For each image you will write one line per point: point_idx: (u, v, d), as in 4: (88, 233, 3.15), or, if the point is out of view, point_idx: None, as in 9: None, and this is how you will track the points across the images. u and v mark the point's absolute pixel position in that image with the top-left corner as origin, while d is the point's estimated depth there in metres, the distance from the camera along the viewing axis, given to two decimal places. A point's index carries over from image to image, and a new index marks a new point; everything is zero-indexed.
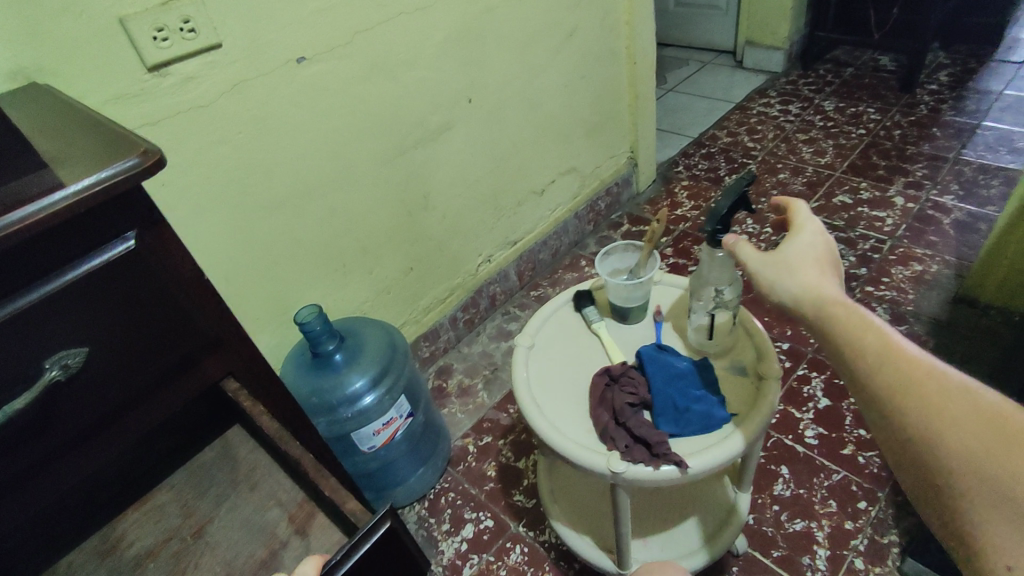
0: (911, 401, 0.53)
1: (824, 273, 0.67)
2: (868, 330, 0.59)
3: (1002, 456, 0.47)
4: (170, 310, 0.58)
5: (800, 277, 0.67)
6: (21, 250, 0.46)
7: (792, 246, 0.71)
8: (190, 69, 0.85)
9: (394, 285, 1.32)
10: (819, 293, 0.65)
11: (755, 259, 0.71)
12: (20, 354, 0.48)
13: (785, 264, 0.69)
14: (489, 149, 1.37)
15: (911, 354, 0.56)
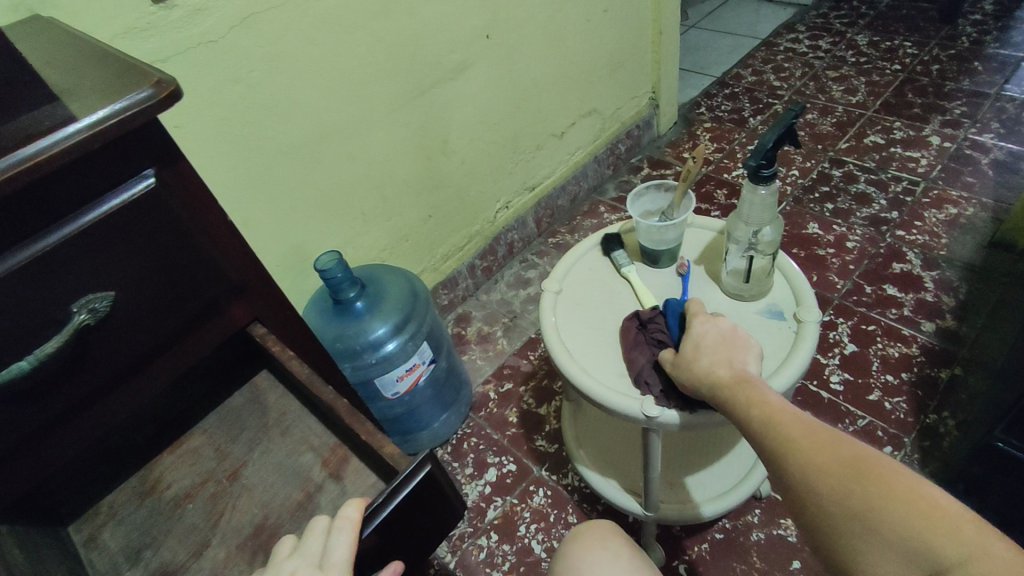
0: (793, 462, 0.55)
1: (720, 359, 0.66)
2: (749, 408, 0.60)
3: (859, 500, 0.50)
4: (194, 255, 0.56)
5: (697, 368, 0.66)
6: (36, 188, 0.44)
7: (695, 333, 0.69)
8: (196, 1, 0.80)
9: (412, 232, 1.29)
10: (709, 381, 0.64)
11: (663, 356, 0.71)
12: (46, 296, 0.47)
13: (686, 355, 0.68)
14: (507, 89, 1.31)
15: (794, 424, 0.57)
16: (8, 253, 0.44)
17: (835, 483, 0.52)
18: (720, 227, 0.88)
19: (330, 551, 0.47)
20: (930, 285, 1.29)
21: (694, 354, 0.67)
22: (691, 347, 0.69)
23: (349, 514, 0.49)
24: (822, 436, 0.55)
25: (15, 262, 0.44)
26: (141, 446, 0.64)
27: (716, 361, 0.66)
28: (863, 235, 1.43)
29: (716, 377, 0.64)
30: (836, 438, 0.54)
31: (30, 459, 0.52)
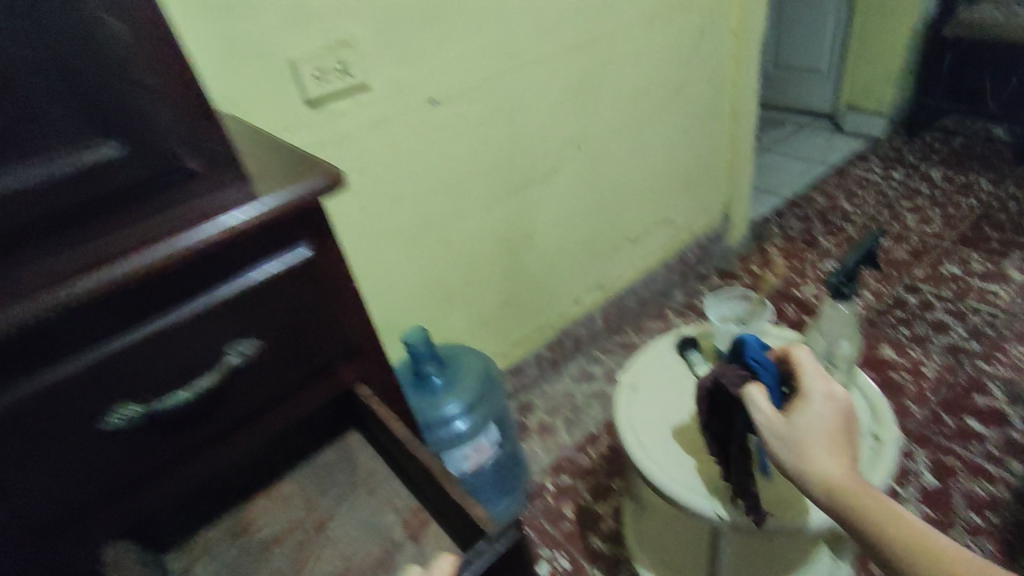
0: None
1: (838, 453, 0.62)
2: (875, 515, 0.55)
3: None
4: (327, 315, 0.63)
5: (819, 462, 0.61)
6: (225, 249, 0.53)
7: (810, 409, 0.65)
8: (343, 105, 0.96)
9: (489, 317, 1.37)
10: (830, 478, 0.60)
11: (765, 425, 0.66)
12: (211, 336, 0.55)
13: (801, 439, 0.63)
14: (589, 195, 1.42)
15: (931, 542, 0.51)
16: (193, 297, 0.53)
17: None
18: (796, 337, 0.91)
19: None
20: (1017, 422, 1.23)
21: (808, 431, 0.63)
22: (802, 425, 0.64)
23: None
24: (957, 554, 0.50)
25: (196, 305, 0.53)
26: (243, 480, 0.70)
27: (833, 454, 0.62)
28: (941, 363, 1.40)
29: (841, 477, 0.60)
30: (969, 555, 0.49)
31: (162, 479, 0.59)
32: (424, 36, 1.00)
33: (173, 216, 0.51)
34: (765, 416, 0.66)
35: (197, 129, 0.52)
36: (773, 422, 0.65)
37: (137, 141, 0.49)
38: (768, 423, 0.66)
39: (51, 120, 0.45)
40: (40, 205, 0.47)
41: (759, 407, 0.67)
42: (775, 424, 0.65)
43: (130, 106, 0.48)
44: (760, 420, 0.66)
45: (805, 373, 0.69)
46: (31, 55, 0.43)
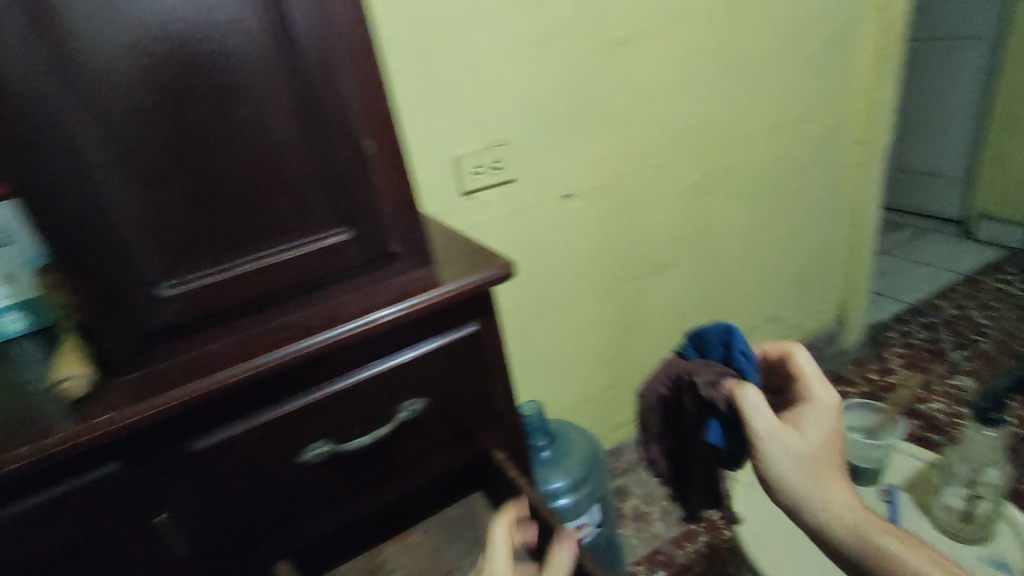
0: None
1: (839, 480, 0.59)
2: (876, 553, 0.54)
3: None
4: (482, 385, 0.70)
5: (835, 499, 0.57)
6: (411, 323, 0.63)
7: (811, 427, 0.61)
8: (491, 196, 1.09)
9: (594, 397, 1.41)
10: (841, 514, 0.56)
11: (773, 444, 0.58)
12: (390, 392, 0.64)
13: (809, 466, 0.58)
14: (702, 288, 1.46)
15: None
16: (384, 358, 0.62)
17: None
18: (924, 457, 0.96)
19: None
20: None
21: (813, 453, 0.59)
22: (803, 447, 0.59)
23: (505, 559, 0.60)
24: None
25: (384, 365, 0.62)
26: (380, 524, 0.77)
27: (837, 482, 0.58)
28: None
29: (854, 514, 0.57)
30: None
31: (329, 514, 0.66)
32: (566, 140, 1.13)
33: (378, 291, 0.63)
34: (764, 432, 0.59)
35: (403, 221, 0.63)
36: (781, 442, 0.59)
37: (363, 229, 0.61)
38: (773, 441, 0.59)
39: (309, 213, 0.58)
40: (288, 274, 0.59)
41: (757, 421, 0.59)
42: (786, 446, 0.58)
43: (364, 203, 0.60)
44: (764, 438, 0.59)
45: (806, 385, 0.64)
46: (309, 164, 0.57)
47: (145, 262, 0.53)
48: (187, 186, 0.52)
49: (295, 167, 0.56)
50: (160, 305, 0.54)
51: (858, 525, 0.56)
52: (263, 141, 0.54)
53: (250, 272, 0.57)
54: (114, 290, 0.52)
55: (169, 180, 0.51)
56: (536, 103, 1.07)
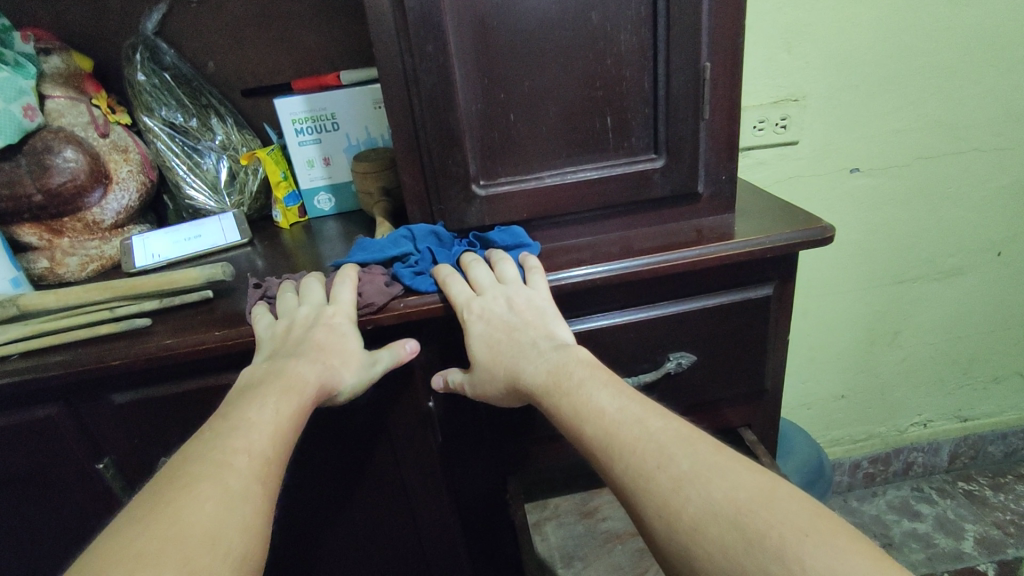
0: (641, 467, 0.39)
1: (553, 341, 0.49)
2: (589, 423, 0.42)
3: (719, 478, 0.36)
4: (754, 355, 0.63)
5: (529, 360, 0.48)
6: (699, 272, 0.57)
7: (522, 298, 0.51)
8: (764, 156, 0.98)
9: (818, 403, 1.25)
10: (610, 414, 0.42)
11: (485, 340, 0.50)
12: (662, 339, 0.60)
13: (567, 371, 0.46)
14: (995, 312, 1.18)
15: (644, 425, 0.41)
16: (663, 303, 0.58)
17: (710, 474, 0.37)
18: None
19: (343, 359, 0.49)
20: None
21: (538, 337, 0.49)
22: (529, 344, 0.49)
23: (348, 314, 0.50)
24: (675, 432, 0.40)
25: (663, 310, 0.58)
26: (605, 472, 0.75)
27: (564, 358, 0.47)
28: None
29: (547, 366, 0.47)
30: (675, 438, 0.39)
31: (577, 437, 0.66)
32: (871, 104, 0.95)
33: (674, 230, 0.59)
34: (499, 327, 0.50)
35: (716, 158, 0.57)
36: (514, 339, 0.50)
37: (673, 160, 0.56)
38: (488, 329, 0.50)
39: (627, 135, 0.55)
40: (592, 194, 0.57)
41: (475, 311, 0.50)
42: (520, 345, 0.49)
43: (685, 131, 0.55)
44: (478, 329, 0.50)
45: (506, 267, 0.53)
46: (641, 80, 0.53)
47: (469, 160, 0.54)
48: (524, 86, 0.52)
49: (628, 83, 0.53)
50: (471, 204, 0.56)
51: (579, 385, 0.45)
52: (604, 51, 0.52)
53: (557, 184, 0.56)
54: (442, 179, 0.54)
55: (511, 81, 0.52)
56: (849, 54, 0.91)
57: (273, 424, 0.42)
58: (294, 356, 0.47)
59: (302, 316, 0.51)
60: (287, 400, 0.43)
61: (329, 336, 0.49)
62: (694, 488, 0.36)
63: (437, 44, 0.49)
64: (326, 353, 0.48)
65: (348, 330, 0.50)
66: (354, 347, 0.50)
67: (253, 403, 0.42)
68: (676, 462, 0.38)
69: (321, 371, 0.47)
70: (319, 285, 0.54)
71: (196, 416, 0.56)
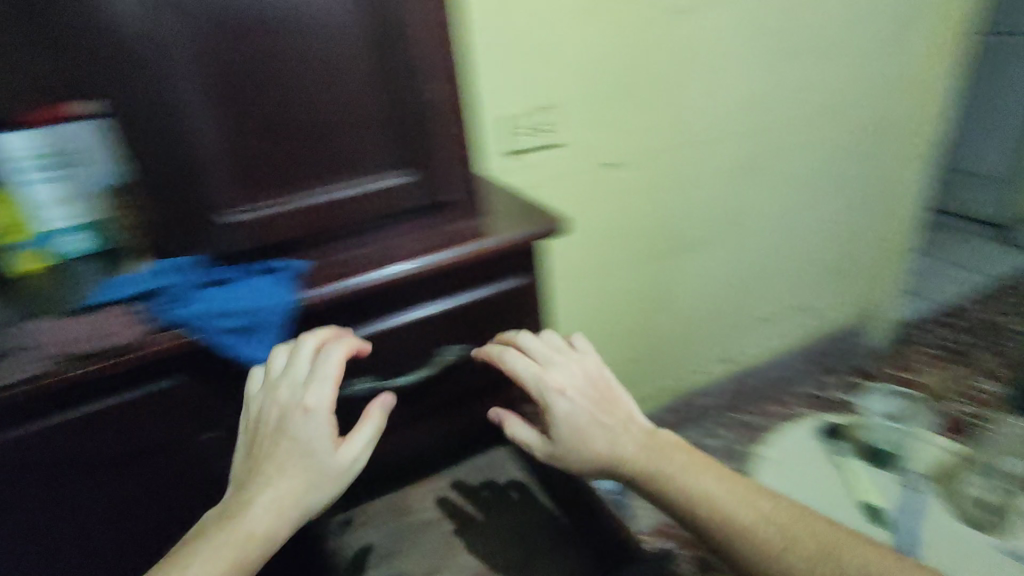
0: (716, 507, 0.55)
1: (622, 419, 0.61)
2: (686, 494, 0.55)
3: (769, 511, 0.54)
4: (518, 337, 0.75)
5: (600, 438, 0.60)
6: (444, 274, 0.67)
7: (561, 375, 0.62)
8: (533, 159, 1.09)
9: (614, 368, 1.44)
10: (715, 493, 0.55)
11: (567, 418, 0.60)
12: (433, 334, 0.70)
13: (660, 452, 0.58)
14: (735, 272, 1.45)
15: (705, 483, 0.56)
16: (430, 302, 0.68)
17: (754, 508, 0.55)
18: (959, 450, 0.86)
19: (315, 469, 0.52)
20: None
21: (606, 413, 0.61)
22: (613, 425, 0.60)
23: (322, 417, 0.54)
24: (725, 479, 0.57)
25: (430, 308, 0.68)
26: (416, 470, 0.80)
27: (626, 429, 0.61)
28: None
29: (627, 440, 0.59)
30: (728, 487, 0.56)
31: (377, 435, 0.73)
32: (611, 110, 1.11)
33: (434, 237, 0.67)
34: (586, 412, 0.61)
35: (453, 172, 0.69)
36: (597, 418, 0.61)
37: (414, 176, 0.67)
38: (569, 404, 0.61)
39: (369, 155, 0.64)
40: (350, 211, 0.65)
41: (559, 395, 0.61)
42: (605, 424, 0.60)
43: (418, 151, 0.66)
44: (561, 408, 0.60)
45: (527, 348, 0.65)
46: (372, 109, 0.63)
47: (224, 188, 0.60)
48: (266, 119, 0.59)
49: (360, 112, 0.62)
50: (234, 229, 0.62)
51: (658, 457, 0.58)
52: (332, 84, 0.60)
53: (307, 206, 0.64)
54: (201, 206, 0.60)
55: (251, 116, 0.59)
56: (592, 66, 1.06)
57: (250, 540, 0.48)
58: (281, 468, 0.52)
59: (267, 416, 0.54)
60: (266, 534, 0.49)
61: (288, 446, 0.53)
62: (765, 522, 0.54)
63: (178, 81, 0.55)
64: (297, 459, 0.52)
65: (317, 437, 0.53)
66: (327, 450, 0.53)
67: (242, 518, 0.49)
68: (701, 487, 0.56)
69: (308, 494, 0.51)
70: (283, 354, 0.57)
71: (138, 433, 0.62)
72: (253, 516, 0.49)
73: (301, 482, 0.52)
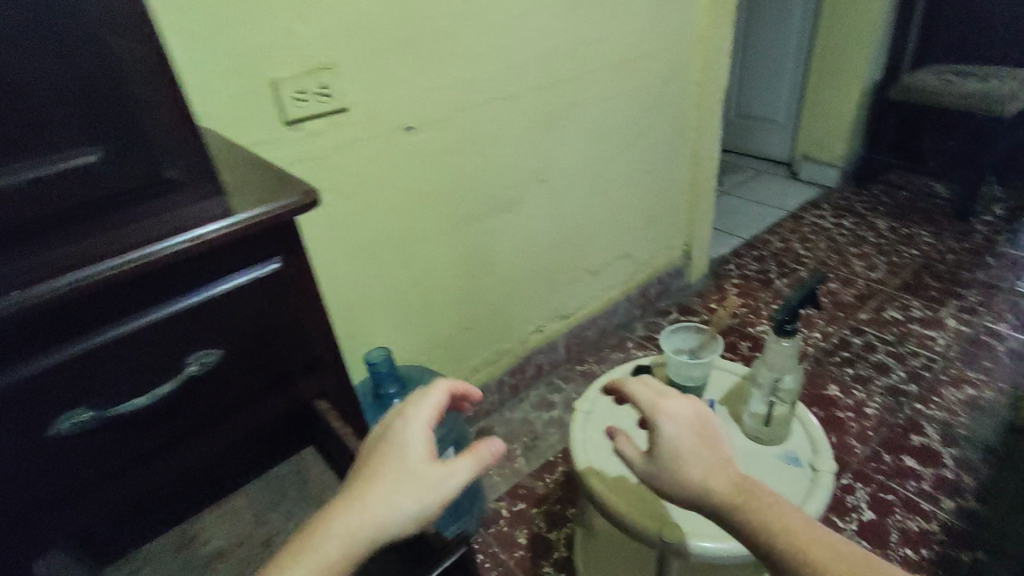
0: (764, 517, 0.55)
1: (732, 459, 0.62)
2: (751, 508, 0.56)
3: (820, 536, 0.52)
4: (289, 330, 0.65)
5: (711, 469, 0.60)
6: (175, 266, 0.54)
7: (681, 410, 0.65)
8: (317, 125, 0.98)
9: (450, 340, 1.39)
10: (779, 511, 0.55)
11: (678, 435, 0.62)
12: (173, 346, 0.56)
13: (753, 487, 0.58)
14: (557, 227, 1.47)
15: (779, 506, 0.55)
16: (158, 307, 0.54)
17: (801, 533, 0.53)
18: (743, 372, 0.94)
19: (405, 489, 0.53)
20: (950, 463, 1.30)
21: (726, 448, 0.63)
22: (721, 459, 0.61)
23: (420, 458, 0.55)
24: (789, 512, 0.55)
25: (159, 315, 0.54)
26: (187, 503, 0.67)
27: (725, 462, 0.61)
28: (882, 403, 1.47)
29: (735, 474, 0.59)
30: (796, 512, 0.55)
31: (121, 476, 0.59)
32: (398, 67, 1.04)
33: (150, 227, 0.54)
34: (692, 430, 0.63)
35: (175, 139, 0.53)
36: (719, 449, 0.62)
37: (114, 149, 0.51)
38: (683, 424, 0.64)
39: (37, 126, 0.47)
40: (21, 203, 0.48)
41: (668, 415, 0.64)
42: (717, 455, 0.61)
43: (113, 117, 0.50)
44: (671, 425, 0.63)
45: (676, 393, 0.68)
46: (27, 62, 0.45)
47: None
48: None
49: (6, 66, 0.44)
50: None
51: (734, 484, 0.58)
52: None
53: None
54: None
55: None
56: (364, 20, 0.97)
57: (326, 553, 0.48)
58: (367, 489, 0.52)
59: (370, 440, 0.59)
60: (342, 548, 0.49)
61: (392, 464, 0.54)
62: (803, 534, 0.52)
63: None
64: (387, 482, 0.53)
65: (414, 446, 0.56)
66: (419, 465, 0.55)
67: (329, 521, 0.50)
68: (782, 517, 0.54)
69: (390, 508, 0.51)
70: (430, 405, 0.60)
71: None
72: (340, 510, 0.51)
73: (387, 490, 0.52)
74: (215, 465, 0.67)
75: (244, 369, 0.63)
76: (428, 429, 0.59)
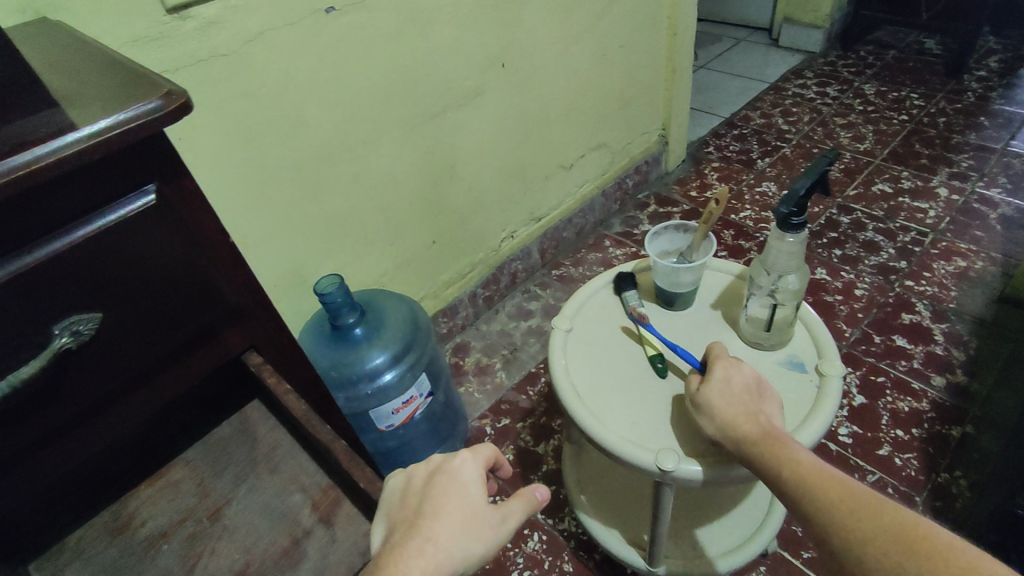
0: (790, 475, 0.56)
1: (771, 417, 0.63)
2: (775, 462, 0.57)
3: (847, 493, 0.52)
4: (190, 276, 0.50)
5: (741, 421, 0.62)
6: None
7: (734, 366, 0.68)
8: (212, 12, 0.78)
9: (414, 257, 1.26)
10: (806, 466, 0.56)
11: (721, 386, 0.66)
12: (24, 316, 0.41)
13: (779, 439, 0.59)
14: (522, 119, 1.30)
15: (803, 465, 0.56)
16: None
17: (824, 493, 0.53)
18: (737, 271, 0.85)
19: (469, 518, 0.54)
20: (940, 339, 1.26)
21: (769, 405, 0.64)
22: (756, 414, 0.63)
23: (479, 492, 0.57)
24: (817, 471, 0.55)
25: None
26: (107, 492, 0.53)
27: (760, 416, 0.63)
28: (872, 283, 1.41)
29: (760, 426, 0.61)
30: (826, 471, 0.55)
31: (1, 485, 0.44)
32: None
33: None
34: (740, 384, 0.66)
35: None
36: (757, 404, 0.64)
37: None
38: (729, 377, 0.67)
39: None
40: None
41: (731, 367, 0.68)
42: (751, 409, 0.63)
43: None
44: (720, 375, 0.67)
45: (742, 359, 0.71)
46: None
47: None
48: None
49: None
50: None
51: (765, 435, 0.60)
52: None
53: None
54: None
55: None
56: None
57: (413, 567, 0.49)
58: (430, 516, 0.54)
59: (419, 471, 0.59)
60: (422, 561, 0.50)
61: (448, 491, 0.56)
62: (817, 492, 0.53)
63: None
64: (446, 508, 0.54)
65: (473, 483, 0.57)
66: (486, 505, 0.56)
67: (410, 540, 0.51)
68: (794, 476, 0.56)
69: (459, 540, 0.52)
70: (481, 450, 0.60)
71: None
72: (413, 551, 0.50)
73: (456, 530, 0.53)
74: (130, 449, 0.53)
75: (139, 330, 0.48)
76: (485, 463, 0.60)
